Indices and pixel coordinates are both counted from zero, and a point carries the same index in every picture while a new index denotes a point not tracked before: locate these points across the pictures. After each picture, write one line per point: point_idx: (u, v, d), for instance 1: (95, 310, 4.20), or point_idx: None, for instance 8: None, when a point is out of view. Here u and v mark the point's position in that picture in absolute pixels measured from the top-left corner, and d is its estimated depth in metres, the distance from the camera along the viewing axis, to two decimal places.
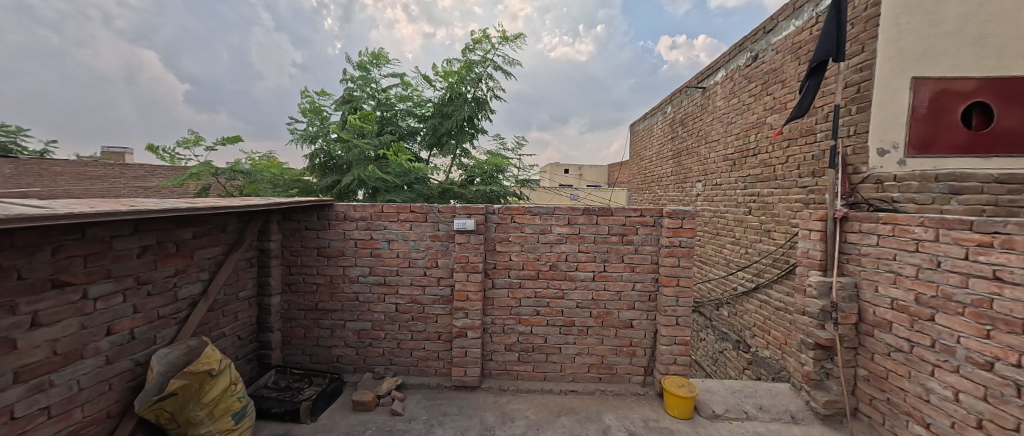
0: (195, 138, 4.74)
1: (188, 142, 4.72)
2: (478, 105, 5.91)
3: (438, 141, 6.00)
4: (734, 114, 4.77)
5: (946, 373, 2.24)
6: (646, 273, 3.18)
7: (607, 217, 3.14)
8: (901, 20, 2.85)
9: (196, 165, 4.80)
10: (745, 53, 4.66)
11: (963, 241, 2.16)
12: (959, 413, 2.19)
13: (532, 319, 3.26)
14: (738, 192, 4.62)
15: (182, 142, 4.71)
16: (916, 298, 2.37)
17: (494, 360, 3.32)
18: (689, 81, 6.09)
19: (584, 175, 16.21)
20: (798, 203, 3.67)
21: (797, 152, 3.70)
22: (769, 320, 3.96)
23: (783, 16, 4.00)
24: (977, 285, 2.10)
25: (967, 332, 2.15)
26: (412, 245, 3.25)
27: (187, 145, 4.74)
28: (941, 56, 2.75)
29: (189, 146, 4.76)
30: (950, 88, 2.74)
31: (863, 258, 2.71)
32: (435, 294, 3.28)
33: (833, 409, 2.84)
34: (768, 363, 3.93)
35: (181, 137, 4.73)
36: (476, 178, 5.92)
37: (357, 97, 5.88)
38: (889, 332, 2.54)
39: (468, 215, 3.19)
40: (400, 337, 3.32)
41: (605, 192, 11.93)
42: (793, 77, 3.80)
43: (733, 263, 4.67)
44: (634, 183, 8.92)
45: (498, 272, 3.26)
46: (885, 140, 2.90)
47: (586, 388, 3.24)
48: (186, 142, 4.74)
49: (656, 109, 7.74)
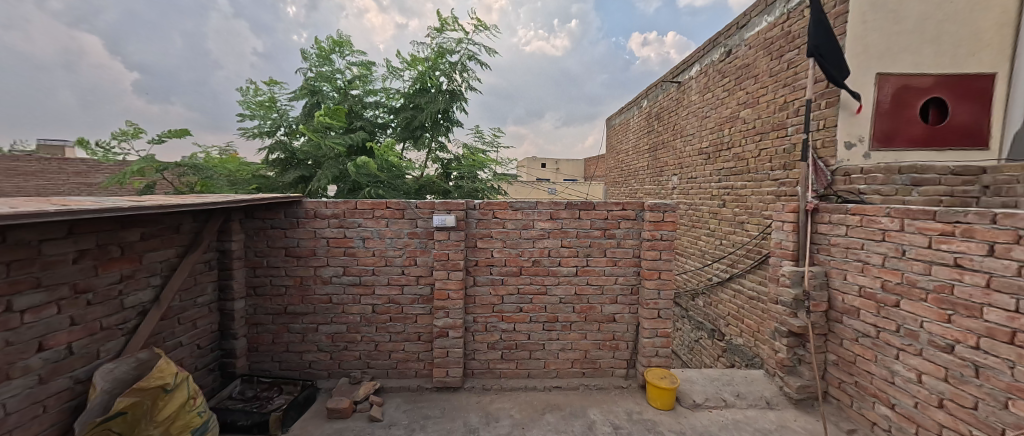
0: (135, 130, 4.25)
1: (126, 133, 4.21)
2: (453, 96, 5.74)
3: (411, 134, 5.74)
4: (709, 108, 4.86)
5: (910, 356, 2.36)
6: (628, 267, 3.18)
7: (589, 211, 3.12)
8: (867, 17, 2.95)
9: (136, 160, 4.08)
10: (718, 49, 4.74)
11: (926, 230, 2.27)
12: (922, 394, 2.31)
13: (515, 316, 3.21)
14: (713, 186, 4.72)
15: (120, 134, 4.20)
16: (882, 285, 2.50)
17: (477, 359, 3.25)
18: (665, 76, 6.15)
19: (561, 169, 16.32)
20: (770, 195, 3.77)
21: (769, 146, 3.80)
22: (742, 308, 4.08)
23: (757, 11, 4.05)
24: (940, 272, 2.21)
25: (930, 317, 2.26)
26: (389, 243, 3.11)
27: (125, 137, 4.26)
28: (902, 52, 2.92)
29: (127, 139, 4.28)
30: (911, 84, 2.93)
31: (832, 248, 2.84)
32: (414, 293, 3.17)
33: (804, 393, 2.98)
34: (741, 350, 4.06)
35: (119, 129, 4.24)
36: (454, 173, 5.72)
37: (324, 90, 5.42)
38: (857, 319, 2.67)
39: (447, 210, 3.08)
40: (378, 339, 3.19)
41: (582, 187, 11.98)
42: (765, 72, 3.88)
43: (708, 254, 4.77)
44: (611, 177, 9.02)
45: (480, 270, 3.18)
46: (852, 134, 3.02)
47: (570, 384, 3.25)
48: (126, 135, 4.28)
49: (632, 103, 7.82)
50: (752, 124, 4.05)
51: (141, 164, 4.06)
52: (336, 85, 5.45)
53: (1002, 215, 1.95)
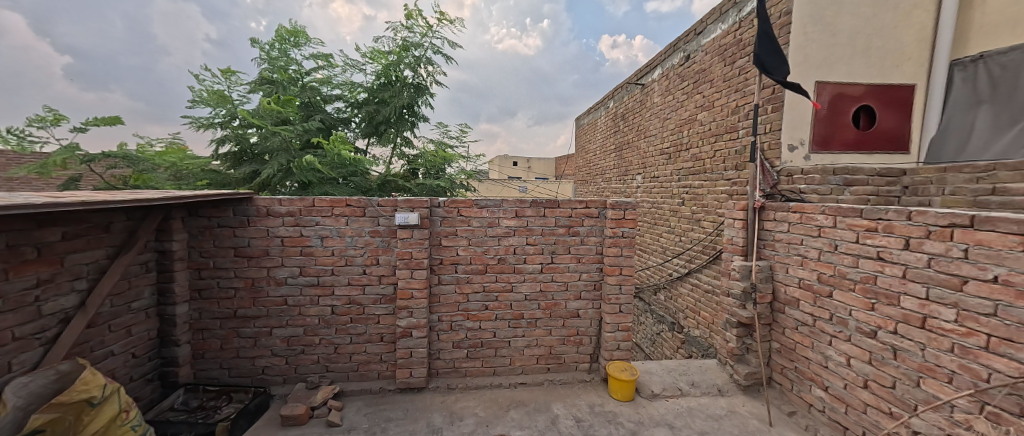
0: (55, 117, 3.82)
1: (44, 119, 3.78)
2: (418, 91, 5.62)
3: (375, 129, 5.56)
4: (670, 110, 5.06)
5: (841, 342, 2.58)
6: (591, 264, 3.25)
7: (554, 209, 3.16)
8: (807, 29, 3.17)
9: (56, 151, 3.67)
10: (677, 53, 4.93)
11: (854, 226, 2.48)
12: (850, 376, 2.53)
13: (480, 314, 3.21)
14: (673, 185, 4.92)
15: (37, 120, 3.76)
16: (818, 277, 2.72)
17: (442, 358, 3.22)
18: (629, 78, 6.33)
19: (532, 168, 16.42)
20: (723, 194, 3.98)
21: (722, 148, 4.01)
22: (699, 302, 4.29)
23: (712, 19, 4.25)
24: (865, 264, 2.43)
25: (857, 306, 2.48)
26: (349, 242, 3.01)
27: (44, 123, 3.83)
28: (837, 63, 3.18)
29: (46, 126, 3.85)
30: (844, 93, 3.20)
31: (777, 244, 3.06)
32: (376, 294, 3.08)
33: (751, 379, 3.19)
34: (697, 341, 4.26)
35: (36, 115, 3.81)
36: (420, 169, 5.57)
37: (279, 81, 5.03)
38: (797, 309, 2.89)
39: (410, 208, 3.01)
40: (337, 342, 3.08)
41: (553, 185, 12.09)
42: (719, 77, 4.09)
43: (668, 250, 4.98)
44: (580, 176, 9.17)
45: (445, 268, 3.15)
46: (794, 138, 3.24)
47: (534, 380, 3.29)
48: (44, 122, 3.84)
49: (599, 104, 7.98)
50: (708, 126, 4.25)
51: (61, 155, 3.65)
52: (293, 76, 5.13)
53: (916, 212, 2.17)
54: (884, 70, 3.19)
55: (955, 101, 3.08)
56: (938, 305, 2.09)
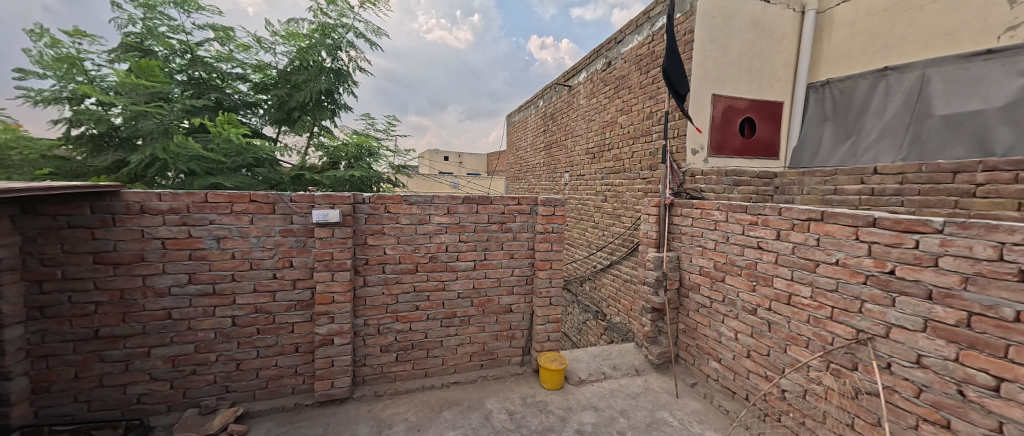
0: None
1: None
2: (339, 76, 5.15)
3: (286, 116, 4.95)
4: (594, 112, 5.37)
5: (731, 320, 3.02)
6: (523, 259, 3.32)
7: (487, 205, 3.15)
8: (706, 47, 3.59)
9: None
10: (600, 59, 5.25)
11: (741, 220, 2.92)
12: (738, 348, 2.97)
13: (410, 315, 3.07)
14: (597, 182, 5.25)
15: None
16: (715, 265, 3.14)
17: (368, 364, 3.02)
18: (558, 79, 6.57)
19: (463, 163, 16.21)
20: (640, 191, 4.36)
21: (639, 150, 4.38)
22: (619, 291, 4.65)
23: (630, 30, 4.61)
24: (750, 253, 2.87)
25: (743, 288, 2.93)
26: (254, 243, 2.64)
27: None
28: (728, 80, 3.68)
29: None
30: (733, 105, 3.72)
31: (684, 236, 3.46)
32: (288, 300, 2.76)
33: (663, 358, 3.57)
34: (618, 327, 4.62)
35: None
36: (340, 161, 5.05)
37: (157, 51, 4.22)
38: (699, 293, 3.31)
39: (330, 205, 2.75)
40: (240, 357, 2.71)
41: (484, 181, 12.06)
42: (636, 84, 4.45)
43: (593, 244, 5.30)
44: (511, 172, 9.30)
45: (371, 269, 2.95)
46: (696, 143, 3.67)
47: (468, 377, 3.26)
48: None
49: (529, 102, 8.15)
50: (627, 129, 4.62)
51: None
52: (175, 45, 4.27)
53: (785, 209, 2.62)
54: (761, 88, 3.78)
55: (811, 119, 3.81)
56: (800, 284, 2.55)
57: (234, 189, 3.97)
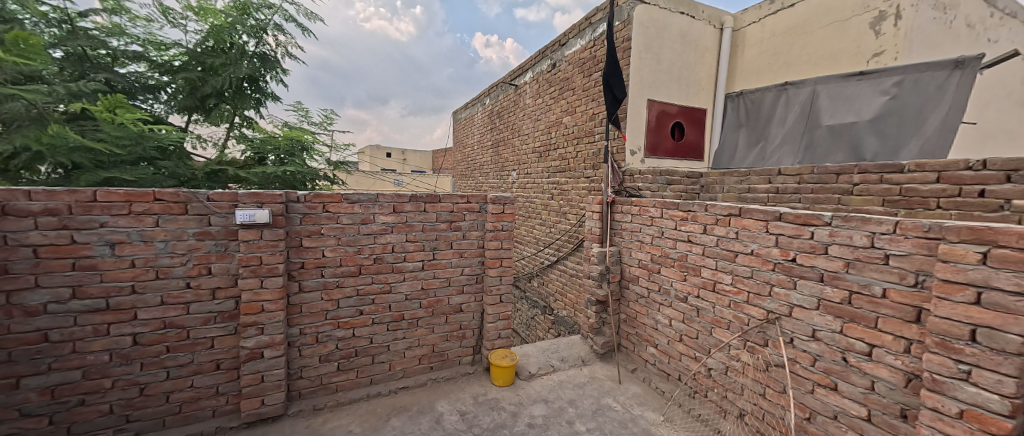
0: None
1: None
2: (264, 62, 4.70)
3: (200, 103, 4.36)
4: (540, 112, 5.49)
5: (666, 308, 3.29)
6: (473, 258, 3.29)
7: (435, 203, 3.07)
8: (641, 55, 3.84)
9: None
10: (545, 60, 5.38)
11: (674, 216, 3.18)
12: (672, 333, 3.24)
13: (353, 321, 2.90)
14: (543, 181, 5.37)
15: None
16: (653, 258, 3.39)
17: (306, 377, 2.80)
18: (503, 78, 6.60)
19: (407, 160, 15.63)
20: (584, 190, 4.55)
21: (582, 150, 4.57)
22: (565, 286, 4.81)
23: (573, 34, 4.78)
24: (681, 246, 3.14)
25: (676, 278, 3.20)
26: (161, 248, 2.31)
27: None
28: (660, 87, 3.98)
29: None
30: (665, 110, 4.03)
31: (624, 232, 3.68)
32: (207, 312, 2.46)
33: (606, 347, 3.77)
34: (565, 321, 4.78)
35: None
36: (268, 155, 4.57)
37: (18, 12, 3.36)
38: (639, 284, 3.55)
39: (257, 204, 2.48)
40: (144, 381, 2.35)
41: (429, 179, 11.73)
42: (579, 86, 4.64)
43: (541, 241, 5.42)
44: (458, 170, 9.16)
45: (307, 273, 2.72)
46: (634, 145, 3.93)
47: (417, 381, 3.16)
48: None
49: (475, 100, 8.09)
50: (571, 129, 4.79)
51: None
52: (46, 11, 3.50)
53: (710, 205, 2.90)
54: (687, 96, 4.15)
55: (729, 125, 4.28)
56: (722, 272, 2.85)
57: (130, 185, 3.36)
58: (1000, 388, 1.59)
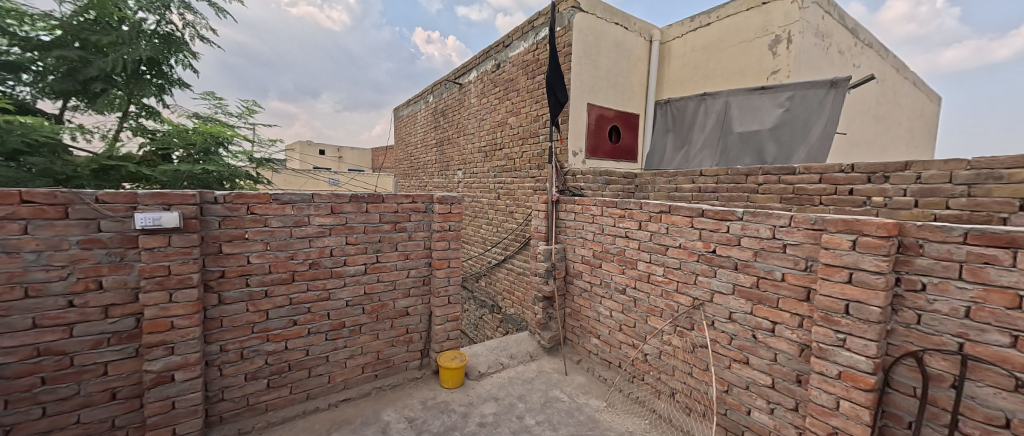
0: None
1: None
2: (167, 43, 4.12)
3: (79, 86, 3.64)
4: (484, 112, 5.50)
5: (608, 300, 3.50)
6: (419, 259, 3.21)
7: (378, 204, 2.93)
8: (581, 61, 4.04)
9: None
10: (489, 61, 5.40)
11: (614, 214, 3.39)
12: (613, 324, 3.46)
13: (286, 332, 2.66)
14: (489, 180, 5.39)
15: None
16: (595, 253, 3.58)
17: (229, 398, 2.52)
18: (447, 76, 6.50)
19: (343, 158, 14.67)
20: (529, 189, 4.65)
21: (527, 150, 4.67)
22: (513, 284, 4.88)
23: (516, 36, 4.86)
24: (620, 241, 3.36)
25: (615, 272, 3.42)
26: (33, 260, 1.93)
27: None
28: (598, 92, 4.22)
29: None
30: (603, 114, 4.28)
31: (569, 230, 3.84)
32: (98, 333, 2.10)
33: (553, 341, 3.91)
34: (513, 318, 4.85)
35: None
36: (175, 151, 3.99)
37: None
38: (583, 279, 3.72)
39: (164, 206, 2.17)
40: (11, 421, 1.95)
41: (369, 178, 11.13)
42: (523, 87, 4.73)
43: (488, 241, 5.44)
44: (400, 169, 8.83)
45: (228, 282, 2.44)
46: (576, 147, 4.12)
47: (360, 391, 3.00)
48: None
49: (417, 97, 7.86)
50: (516, 130, 4.87)
51: None
52: None
53: (645, 203, 3.14)
54: (622, 102, 4.46)
55: (659, 128, 4.65)
56: (655, 265, 3.10)
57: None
58: (865, 350, 1.94)
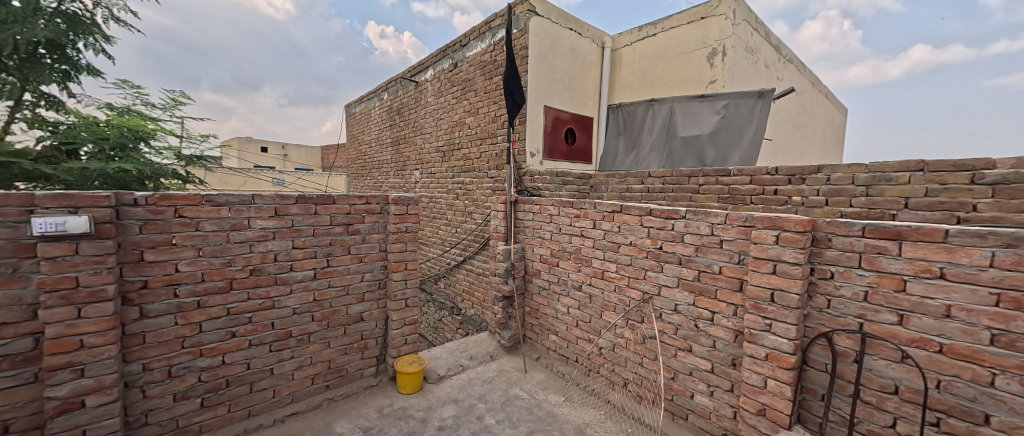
0: None
1: None
2: (72, 22, 3.55)
3: None
4: (441, 111, 5.42)
5: (565, 297, 3.60)
6: (374, 262, 3.10)
7: (328, 205, 2.79)
8: (537, 63, 4.12)
9: None
10: (446, 59, 5.33)
11: (570, 213, 3.50)
12: (569, 320, 3.56)
13: (223, 346, 2.45)
14: (448, 181, 5.32)
15: None
16: (552, 252, 3.67)
17: (154, 422, 2.27)
18: (402, 73, 6.32)
19: (290, 157, 13.74)
20: (488, 189, 4.66)
21: (485, 150, 4.68)
22: (472, 284, 4.86)
23: (473, 36, 4.84)
24: (576, 240, 3.47)
25: (572, 269, 3.52)
26: None
27: None
28: (554, 95, 4.32)
29: None
30: (558, 117, 4.40)
31: (527, 230, 3.90)
32: None
33: (512, 340, 3.94)
34: (472, 319, 4.83)
35: None
36: (83, 147, 3.49)
37: None
38: (541, 277, 3.80)
39: (72, 208, 1.91)
40: None
41: (318, 177, 10.51)
42: (480, 88, 4.73)
43: (447, 242, 5.36)
44: (353, 168, 8.44)
45: (153, 293, 2.20)
46: (533, 148, 4.20)
47: (310, 404, 2.83)
48: None
49: (371, 93, 7.56)
50: (474, 130, 4.85)
51: None
52: None
53: (598, 203, 3.27)
54: (575, 105, 4.61)
55: (610, 131, 4.84)
56: (609, 262, 3.24)
57: None
58: (787, 333, 2.18)
